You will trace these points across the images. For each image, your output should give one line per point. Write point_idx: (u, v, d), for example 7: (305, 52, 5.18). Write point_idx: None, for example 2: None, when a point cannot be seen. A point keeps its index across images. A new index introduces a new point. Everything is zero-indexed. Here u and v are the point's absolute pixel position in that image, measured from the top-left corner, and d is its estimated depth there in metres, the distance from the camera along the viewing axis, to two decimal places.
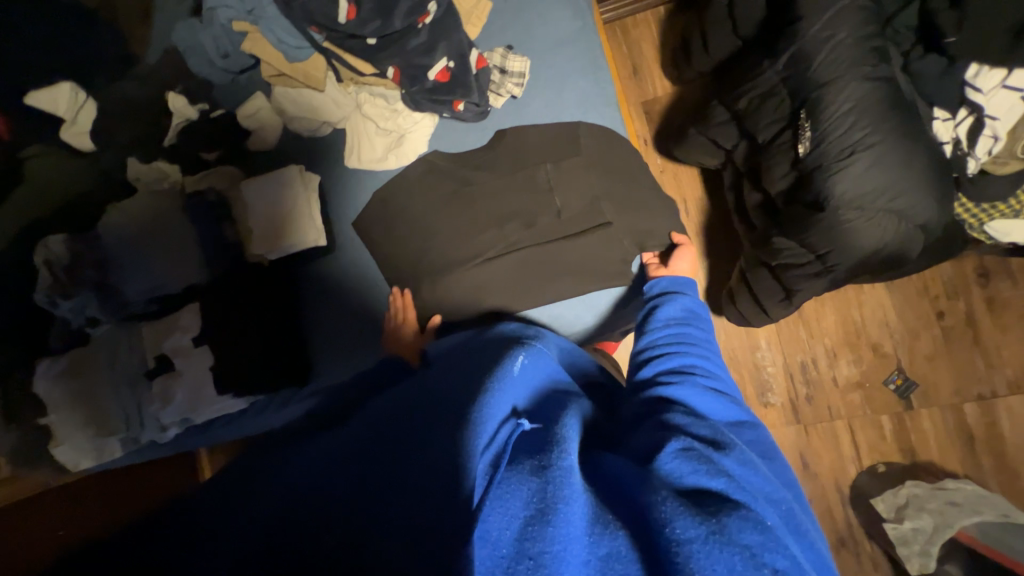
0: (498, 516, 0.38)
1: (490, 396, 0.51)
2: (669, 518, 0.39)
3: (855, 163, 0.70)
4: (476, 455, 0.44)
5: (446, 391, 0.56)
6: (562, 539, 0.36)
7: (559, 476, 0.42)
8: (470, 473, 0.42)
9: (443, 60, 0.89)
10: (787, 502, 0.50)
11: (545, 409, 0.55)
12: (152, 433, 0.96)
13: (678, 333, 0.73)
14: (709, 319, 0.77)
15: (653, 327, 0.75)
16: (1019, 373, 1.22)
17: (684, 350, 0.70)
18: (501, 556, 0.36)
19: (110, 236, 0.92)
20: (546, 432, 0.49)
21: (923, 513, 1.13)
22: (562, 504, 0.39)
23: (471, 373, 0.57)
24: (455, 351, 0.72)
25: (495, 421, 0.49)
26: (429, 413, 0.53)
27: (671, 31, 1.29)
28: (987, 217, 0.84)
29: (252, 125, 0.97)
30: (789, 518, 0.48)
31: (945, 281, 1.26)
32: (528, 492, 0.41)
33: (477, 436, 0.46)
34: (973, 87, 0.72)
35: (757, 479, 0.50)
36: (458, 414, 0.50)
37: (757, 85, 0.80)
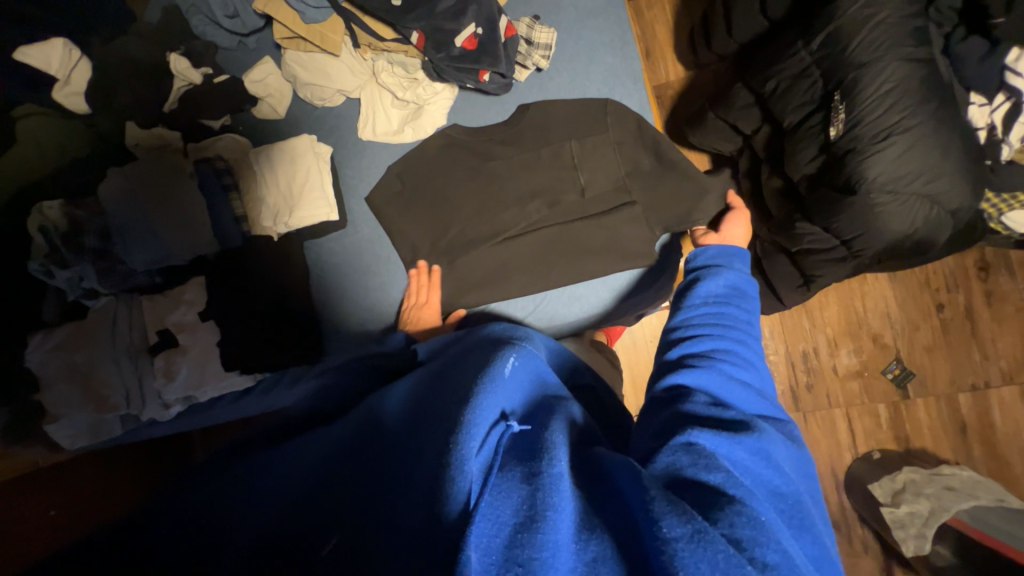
0: (487, 524, 0.32)
1: (484, 396, 0.39)
2: (655, 515, 0.33)
3: (893, 145, 0.69)
4: (470, 458, 0.35)
5: (431, 384, 0.47)
6: (551, 546, 0.31)
7: (549, 482, 0.35)
8: (456, 478, 0.34)
9: (471, 26, 0.84)
10: (799, 495, 0.42)
11: (545, 401, 0.46)
12: (153, 412, 0.92)
13: (715, 311, 0.61)
14: (753, 296, 0.67)
15: (688, 302, 0.64)
16: (1013, 364, 1.25)
17: (722, 331, 0.59)
18: (489, 564, 0.30)
19: (111, 205, 0.85)
20: (541, 429, 0.41)
21: (920, 497, 1.14)
22: (552, 511, 0.33)
23: (462, 361, 0.48)
24: (442, 346, 0.62)
25: (491, 418, 0.39)
26: (416, 409, 0.44)
27: (685, 13, 1.27)
28: (1006, 207, 0.85)
29: (258, 90, 0.95)
30: (801, 508, 0.41)
31: (947, 273, 1.27)
32: (518, 499, 0.34)
33: (469, 439, 0.36)
34: (1014, 70, 0.73)
35: (775, 475, 0.42)
36: (445, 411, 0.40)
37: (788, 66, 0.79)
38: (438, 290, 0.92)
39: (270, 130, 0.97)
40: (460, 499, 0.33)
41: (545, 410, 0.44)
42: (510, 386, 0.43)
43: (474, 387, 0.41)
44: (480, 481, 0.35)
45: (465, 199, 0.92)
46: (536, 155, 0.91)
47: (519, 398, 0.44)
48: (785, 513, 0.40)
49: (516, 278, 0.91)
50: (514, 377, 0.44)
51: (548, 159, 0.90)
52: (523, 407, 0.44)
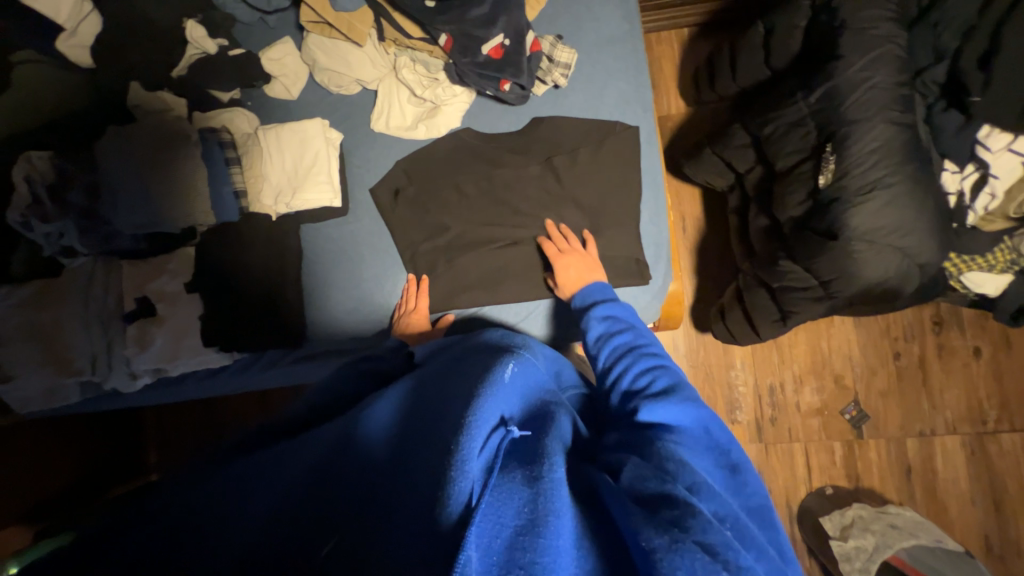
0: (489, 524, 0.33)
1: (484, 400, 0.42)
2: (637, 530, 0.36)
3: (873, 199, 0.75)
4: (470, 459, 0.38)
5: (426, 391, 0.49)
6: (552, 551, 0.32)
7: (549, 488, 0.37)
8: (455, 479, 0.36)
9: (499, 36, 0.87)
10: (739, 515, 0.42)
11: (539, 408, 0.48)
12: (119, 381, 0.88)
13: (612, 347, 0.66)
14: (628, 312, 0.72)
15: (587, 347, 0.70)
16: (956, 415, 1.34)
17: (626, 359, 0.63)
18: (491, 563, 0.31)
19: (107, 163, 0.83)
20: (537, 438, 0.43)
21: (866, 533, 1.21)
22: (554, 517, 0.34)
23: (461, 367, 0.50)
24: (437, 350, 0.63)
25: (491, 421, 0.42)
26: (410, 417, 0.46)
27: (692, 52, 1.34)
28: (966, 267, 0.92)
29: (274, 69, 0.95)
30: (751, 511, 0.48)
31: (906, 325, 1.36)
32: (520, 501, 0.36)
33: (470, 440, 0.39)
34: (984, 145, 0.80)
35: (710, 499, 0.42)
36: (449, 416, 0.43)
37: (785, 115, 0.86)
38: (424, 293, 0.93)
39: (280, 110, 0.97)
40: (461, 500, 0.35)
41: (541, 414, 0.47)
42: (508, 392, 0.46)
43: (478, 392, 0.43)
44: (480, 481, 0.37)
45: (469, 201, 0.94)
46: (542, 167, 0.93)
47: (514, 405, 0.46)
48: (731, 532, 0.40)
49: (511, 284, 0.93)
50: (511, 383, 0.47)
51: (553, 173, 0.93)
52: (521, 415, 0.46)
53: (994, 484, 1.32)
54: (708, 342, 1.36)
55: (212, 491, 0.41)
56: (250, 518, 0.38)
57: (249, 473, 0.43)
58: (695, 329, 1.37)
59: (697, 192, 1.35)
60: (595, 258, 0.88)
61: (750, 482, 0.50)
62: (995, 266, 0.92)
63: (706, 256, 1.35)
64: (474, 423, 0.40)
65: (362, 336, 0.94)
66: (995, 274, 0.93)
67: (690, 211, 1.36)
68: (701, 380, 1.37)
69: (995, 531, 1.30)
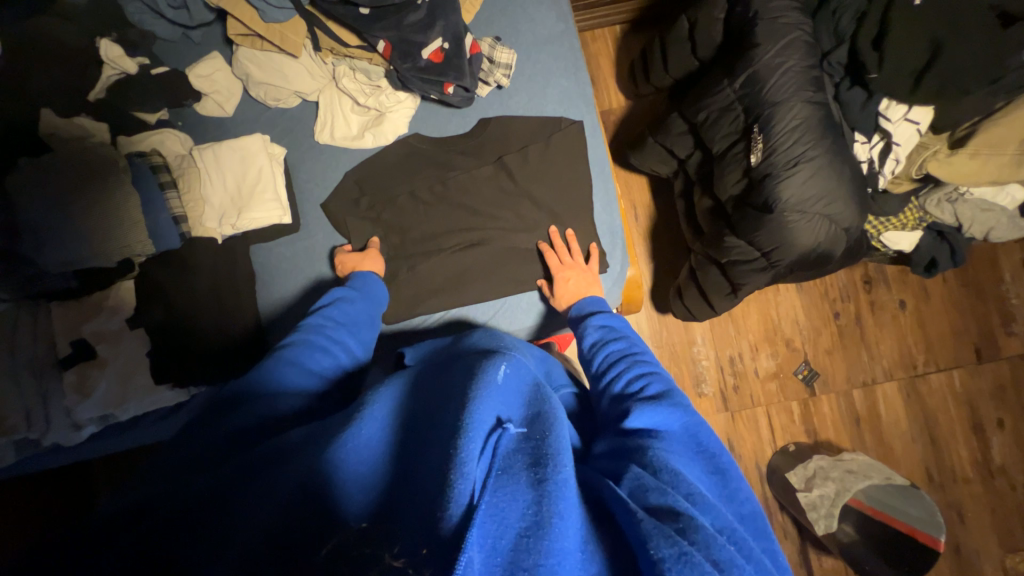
0: (492, 524, 0.36)
1: (479, 402, 0.44)
2: (646, 540, 0.38)
3: (798, 173, 0.82)
4: (469, 461, 0.40)
5: (423, 398, 0.51)
6: (557, 553, 0.35)
7: (555, 488, 0.39)
8: (456, 481, 0.38)
9: (438, 40, 0.87)
10: (733, 525, 0.44)
11: (534, 400, 0.50)
12: (60, 433, 0.81)
13: (607, 353, 0.71)
14: (622, 324, 0.77)
15: (583, 353, 0.75)
16: (892, 362, 1.48)
17: (620, 364, 0.67)
18: (494, 564, 0.34)
19: (24, 198, 0.76)
20: (540, 436, 0.45)
21: (828, 481, 1.30)
22: (558, 518, 0.37)
23: (454, 372, 0.52)
24: (429, 355, 0.69)
25: (487, 423, 0.44)
26: (406, 427, 0.48)
27: (625, 48, 1.40)
28: (883, 228, 1.03)
29: (204, 86, 0.91)
30: (742, 518, 0.49)
31: (840, 286, 1.49)
32: (525, 503, 0.38)
33: (469, 443, 0.41)
34: (885, 117, 0.87)
35: (704, 508, 0.44)
36: (447, 422, 0.45)
37: (716, 100, 0.92)
38: (389, 303, 0.91)
39: (215, 128, 0.94)
40: (461, 501, 0.37)
41: (542, 412, 0.48)
42: (502, 392, 0.48)
43: (473, 395, 0.45)
44: (480, 482, 0.39)
45: (425, 206, 0.94)
46: (495, 168, 0.95)
47: (512, 406, 0.48)
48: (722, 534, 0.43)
49: (476, 284, 0.93)
50: (505, 384, 0.49)
51: (506, 172, 0.95)
52: (521, 416, 0.48)
53: (930, 420, 1.46)
54: (670, 322, 1.42)
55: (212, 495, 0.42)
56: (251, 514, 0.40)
57: (244, 472, 0.44)
58: (656, 311, 1.43)
59: (645, 181, 1.42)
60: (595, 273, 0.91)
61: (741, 489, 0.51)
62: (907, 225, 1.03)
63: (659, 240, 1.41)
64: (472, 428, 0.42)
65: None
66: (908, 231, 1.04)
67: (640, 199, 1.42)
68: (667, 359, 1.43)
69: (935, 462, 1.45)
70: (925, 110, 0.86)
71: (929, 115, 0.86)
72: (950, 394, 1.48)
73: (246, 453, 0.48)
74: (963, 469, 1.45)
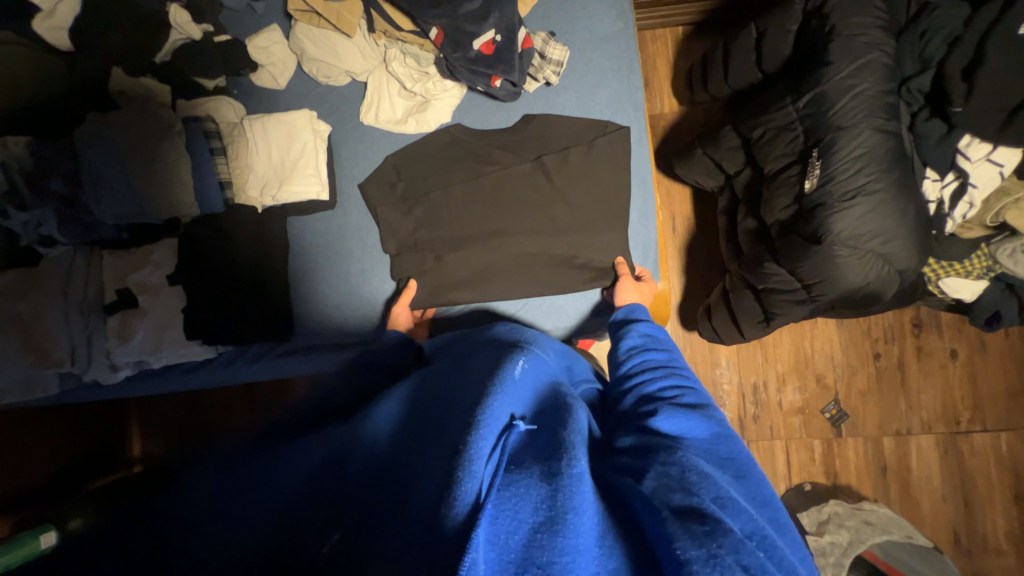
0: (506, 519, 0.38)
1: (493, 397, 0.45)
2: (671, 537, 0.38)
3: (856, 207, 0.76)
4: (476, 460, 0.40)
5: (440, 386, 0.53)
6: (571, 551, 0.36)
7: (570, 483, 0.40)
8: (462, 479, 0.39)
9: (491, 32, 0.85)
10: (764, 532, 0.43)
11: (551, 401, 0.52)
12: (98, 372, 0.88)
13: (645, 358, 0.69)
14: (667, 337, 0.74)
15: (617, 354, 0.73)
16: (932, 415, 1.38)
17: (657, 371, 0.66)
18: (506, 561, 0.36)
19: (86, 151, 0.81)
20: (553, 431, 0.47)
21: (842, 529, 1.24)
22: (573, 514, 0.38)
23: (470, 365, 0.53)
24: (446, 342, 0.70)
25: (501, 421, 0.45)
26: (409, 417, 0.51)
27: (684, 52, 1.34)
28: (944, 273, 0.96)
29: (262, 58, 0.93)
30: (777, 523, 0.47)
31: (886, 327, 1.39)
32: (538, 498, 0.39)
33: (478, 440, 0.41)
34: (964, 155, 0.79)
35: (738, 515, 0.43)
36: (459, 415, 0.46)
37: (774, 118, 0.86)
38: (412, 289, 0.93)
39: (266, 98, 0.96)
40: (466, 501, 0.38)
41: (554, 412, 0.49)
42: (517, 389, 0.49)
43: (489, 389, 0.46)
44: (486, 482, 0.40)
45: (458, 197, 0.93)
46: (532, 166, 0.93)
47: (525, 400, 0.50)
48: (754, 540, 0.41)
49: (499, 280, 0.92)
50: (522, 379, 0.50)
51: (543, 171, 0.93)
52: (532, 411, 0.50)
53: (965, 482, 1.36)
54: (694, 340, 1.38)
55: (243, 481, 0.50)
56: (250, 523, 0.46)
57: (268, 467, 0.52)
58: (682, 328, 1.38)
59: (687, 192, 1.36)
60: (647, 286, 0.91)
61: (772, 497, 0.50)
62: (972, 273, 0.94)
63: (695, 256, 1.36)
64: (485, 419, 0.43)
65: (349, 331, 0.94)
66: (971, 279, 0.95)
67: (680, 210, 1.37)
68: None
69: (964, 526, 1.35)
70: (1012, 151, 0.77)
71: (1016, 157, 0.77)
72: (993, 457, 1.37)
73: (270, 460, 0.53)
74: (995, 539, 1.35)
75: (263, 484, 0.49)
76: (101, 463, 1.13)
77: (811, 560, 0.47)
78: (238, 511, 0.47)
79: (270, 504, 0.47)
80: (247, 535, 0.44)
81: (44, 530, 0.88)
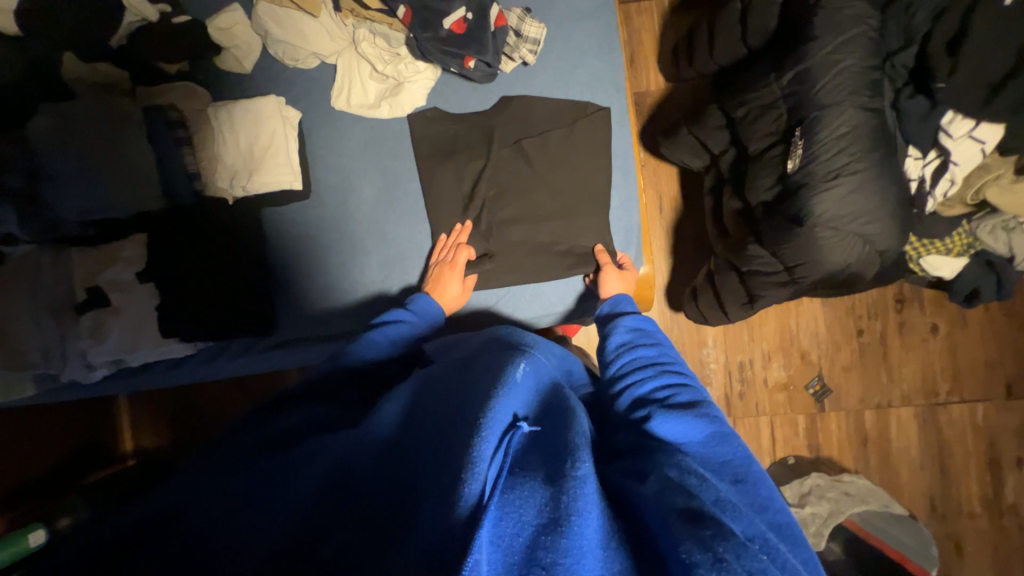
0: (510, 521, 0.38)
1: (498, 400, 0.46)
2: (677, 543, 0.38)
3: (839, 186, 0.75)
4: (480, 461, 0.41)
5: (444, 389, 0.54)
6: (576, 552, 0.36)
7: (574, 485, 0.41)
8: (467, 479, 0.40)
9: (461, 10, 0.83)
10: (765, 534, 0.42)
11: (554, 402, 0.53)
12: (75, 372, 0.86)
13: (634, 357, 0.68)
14: (655, 328, 0.75)
15: (606, 352, 0.73)
16: (912, 388, 1.41)
17: (647, 370, 0.65)
18: (510, 562, 0.36)
19: (42, 144, 0.78)
20: (558, 432, 0.48)
21: (822, 500, 1.28)
22: (577, 515, 0.38)
23: (474, 368, 0.55)
24: (448, 342, 0.71)
25: (504, 421, 0.46)
26: (417, 419, 0.52)
27: (670, 26, 1.30)
28: (924, 250, 0.95)
29: (223, 39, 0.88)
30: (777, 528, 0.46)
31: (870, 303, 1.40)
32: (540, 500, 0.40)
33: (483, 441, 0.43)
34: (946, 132, 0.79)
35: (739, 519, 0.43)
36: (464, 418, 0.47)
37: (760, 97, 0.84)
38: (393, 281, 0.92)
39: (233, 84, 0.91)
40: (469, 499, 0.39)
41: (555, 415, 0.50)
42: (520, 390, 0.50)
43: (494, 393, 0.47)
44: (491, 483, 0.41)
45: (438, 185, 0.91)
46: (512, 151, 0.91)
47: (528, 401, 0.51)
48: (756, 542, 0.41)
49: (482, 268, 0.91)
50: (524, 381, 0.52)
51: (523, 156, 0.91)
52: (535, 411, 0.51)
53: (942, 451, 1.40)
54: (681, 321, 1.38)
55: (240, 479, 0.48)
56: (261, 527, 0.43)
57: (260, 476, 0.48)
58: (669, 310, 1.39)
59: (674, 173, 1.34)
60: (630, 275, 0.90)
61: (772, 497, 0.49)
62: (953, 250, 0.95)
63: (682, 237, 1.35)
64: (490, 423, 0.44)
65: (331, 324, 0.93)
66: (952, 257, 0.96)
67: (667, 191, 1.35)
68: None
69: (941, 493, 1.40)
70: (994, 127, 0.76)
71: (998, 134, 0.77)
72: (970, 427, 1.41)
73: (261, 466, 0.49)
74: (969, 504, 1.40)
75: (269, 479, 0.47)
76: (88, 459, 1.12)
77: (817, 562, 0.46)
78: (231, 511, 0.44)
79: (268, 515, 0.44)
80: (251, 539, 0.42)
81: (34, 527, 0.94)
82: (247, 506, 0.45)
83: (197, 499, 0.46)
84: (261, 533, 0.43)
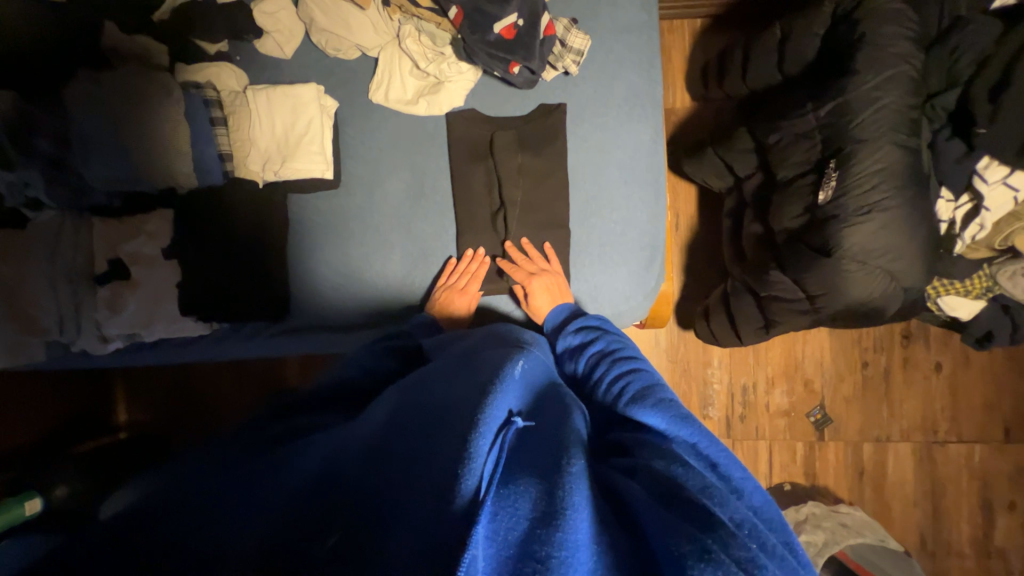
0: (506, 516, 0.39)
1: (496, 395, 0.46)
2: (668, 536, 0.38)
3: (871, 221, 0.76)
4: (478, 456, 0.41)
5: (439, 382, 0.53)
6: (570, 546, 0.37)
7: (569, 480, 0.41)
8: (466, 473, 0.40)
9: (513, 15, 0.82)
10: (746, 516, 0.42)
11: (546, 397, 0.53)
12: (87, 342, 0.85)
13: (586, 359, 0.69)
14: (599, 319, 0.75)
15: (565, 360, 0.74)
16: (912, 424, 1.42)
17: (601, 366, 0.66)
18: (505, 556, 0.37)
19: (76, 111, 0.78)
20: (553, 429, 0.47)
21: (818, 529, 1.29)
22: (572, 510, 0.39)
23: (473, 363, 0.54)
24: (446, 340, 0.71)
25: (500, 418, 0.45)
26: (401, 412, 0.50)
27: (702, 47, 1.31)
28: (944, 290, 0.96)
29: (267, 23, 0.87)
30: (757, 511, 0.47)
31: (876, 337, 1.41)
32: (534, 496, 0.40)
33: (479, 437, 0.42)
34: (981, 177, 0.79)
35: (718, 502, 0.43)
36: (461, 410, 0.45)
37: (795, 124, 0.84)
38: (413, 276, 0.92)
39: (271, 68, 0.91)
40: (469, 488, 0.39)
41: (545, 411, 0.50)
42: (516, 387, 0.50)
43: (493, 389, 0.46)
44: (488, 477, 0.41)
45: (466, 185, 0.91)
46: (542, 158, 0.91)
47: (522, 398, 0.50)
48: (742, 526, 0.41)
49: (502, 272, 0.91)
50: (520, 378, 0.51)
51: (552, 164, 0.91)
52: (528, 407, 0.50)
53: (936, 489, 1.41)
54: (688, 339, 1.39)
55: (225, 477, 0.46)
56: (255, 516, 0.42)
57: (265, 461, 0.49)
58: (677, 327, 1.39)
59: (693, 191, 1.35)
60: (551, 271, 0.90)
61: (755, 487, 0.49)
62: (971, 291, 0.95)
63: (696, 256, 1.36)
64: (489, 418, 0.44)
65: (346, 315, 0.93)
66: (969, 299, 0.96)
67: (685, 209, 1.35)
68: (677, 376, 1.41)
69: (931, 531, 1.41)
70: None
71: None
72: (966, 467, 1.41)
73: (261, 460, 0.49)
74: (960, 544, 1.41)
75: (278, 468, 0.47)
76: (86, 429, 1.11)
77: (805, 553, 0.45)
78: (243, 493, 0.44)
79: (255, 508, 0.43)
80: (235, 531, 0.41)
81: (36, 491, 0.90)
82: (250, 497, 0.44)
83: (212, 478, 0.46)
84: (257, 517, 0.42)
